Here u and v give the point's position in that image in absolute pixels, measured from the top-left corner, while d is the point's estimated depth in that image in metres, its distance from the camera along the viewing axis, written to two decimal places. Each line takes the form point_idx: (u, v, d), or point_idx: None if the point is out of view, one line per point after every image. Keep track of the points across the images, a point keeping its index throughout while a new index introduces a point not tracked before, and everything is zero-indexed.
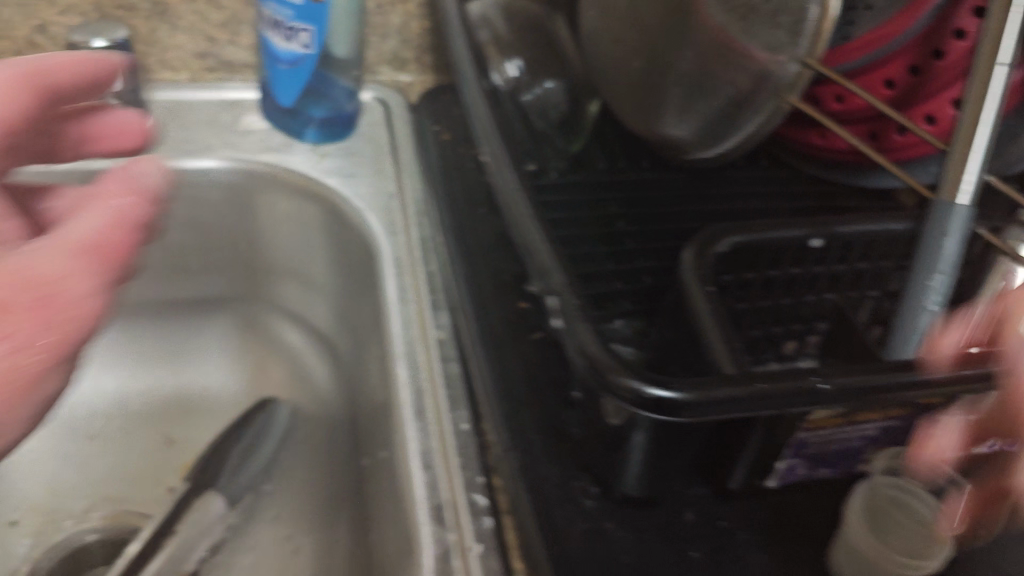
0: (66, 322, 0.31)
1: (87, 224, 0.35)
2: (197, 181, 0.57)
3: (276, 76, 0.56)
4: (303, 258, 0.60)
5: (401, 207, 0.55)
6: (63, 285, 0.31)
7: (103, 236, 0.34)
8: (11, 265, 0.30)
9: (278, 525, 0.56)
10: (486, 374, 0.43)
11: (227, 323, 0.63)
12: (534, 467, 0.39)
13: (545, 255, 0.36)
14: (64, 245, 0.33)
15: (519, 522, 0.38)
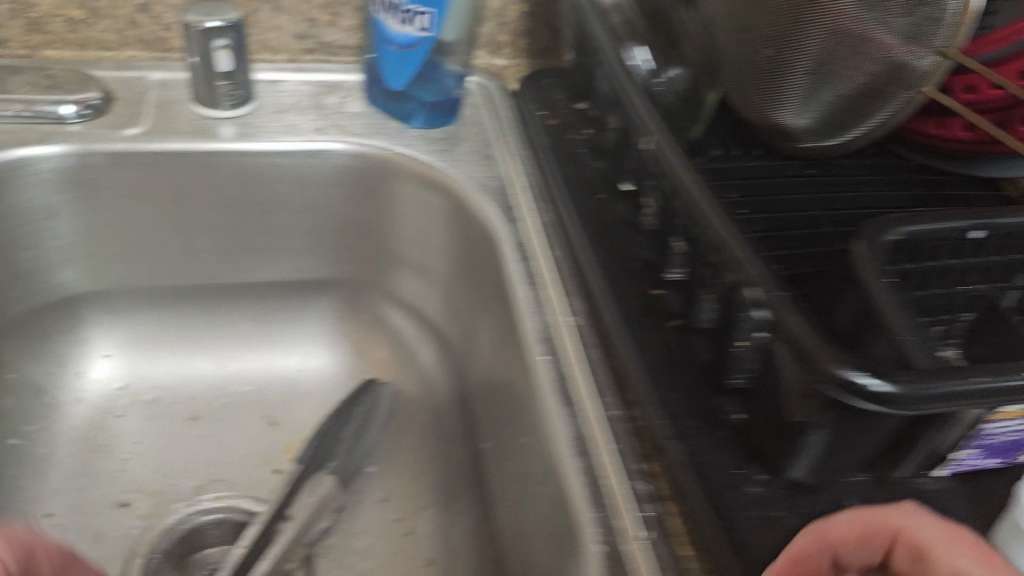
0: None
1: None
2: (306, 164, 0.57)
3: (388, 58, 0.56)
4: (407, 241, 0.60)
5: (514, 191, 0.55)
6: None
7: None
8: None
9: (387, 508, 0.57)
10: (638, 363, 0.44)
11: (327, 305, 0.64)
12: (699, 455, 0.40)
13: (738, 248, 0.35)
14: None
15: (690, 513, 0.39)
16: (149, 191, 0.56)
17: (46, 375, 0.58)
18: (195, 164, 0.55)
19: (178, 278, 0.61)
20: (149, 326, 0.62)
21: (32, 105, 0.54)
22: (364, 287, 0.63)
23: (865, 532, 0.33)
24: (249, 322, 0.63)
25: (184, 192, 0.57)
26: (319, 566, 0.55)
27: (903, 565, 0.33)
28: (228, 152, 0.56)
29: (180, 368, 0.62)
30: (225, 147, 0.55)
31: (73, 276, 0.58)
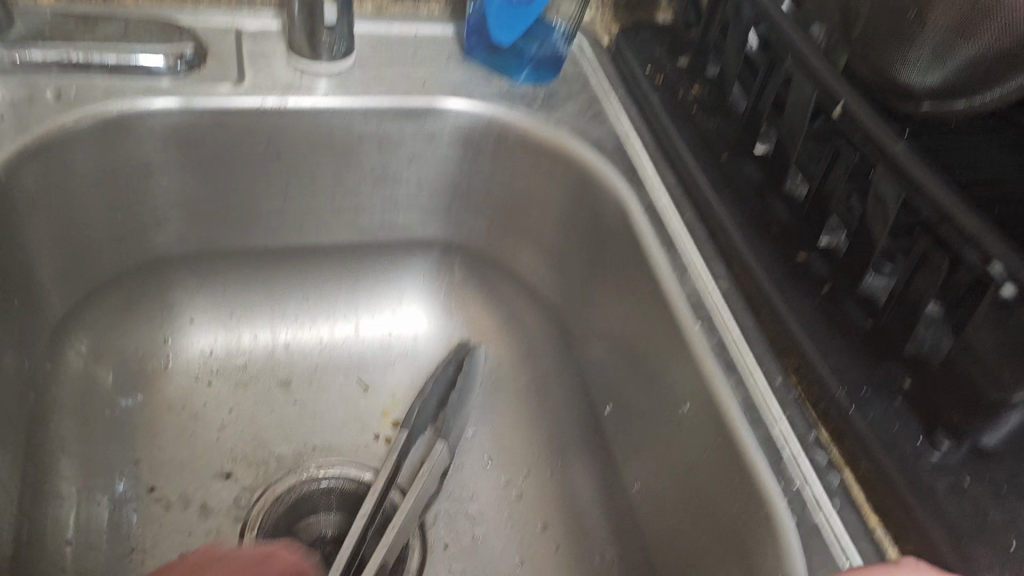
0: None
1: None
2: (412, 123, 0.55)
3: (500, 12, 0.55)
4: (512, 203, 0.58)
5: (632, 152, 0.54)
6: None
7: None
8: None
9: (494, 471, 0.57)
10: (802, 331, 0.45)
11: (424, 268, 0.63)
12: (883, 426, 0.42)
13: (970, 219, 0.35)
14: None
15: (882, 478, 0.41)
16: (253, 146, 0.54)
17: (135, 340, 0.56)
18: (296, 121, 0.53)
19: (261, 238, 0.58)
20: (237, 290, 0.59)
21: (121, 57, 0.50)
22: (455, 248, 0.62)
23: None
24: (336, 283, 0.61)
25: (282, 150, 0.54)
26: (432, 533, 0.54)
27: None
28: (330, 107, 0.53)
29: (269, 332, 0.60)
30: (328, 100, 0.53)
31: (160, 237, 0.55)
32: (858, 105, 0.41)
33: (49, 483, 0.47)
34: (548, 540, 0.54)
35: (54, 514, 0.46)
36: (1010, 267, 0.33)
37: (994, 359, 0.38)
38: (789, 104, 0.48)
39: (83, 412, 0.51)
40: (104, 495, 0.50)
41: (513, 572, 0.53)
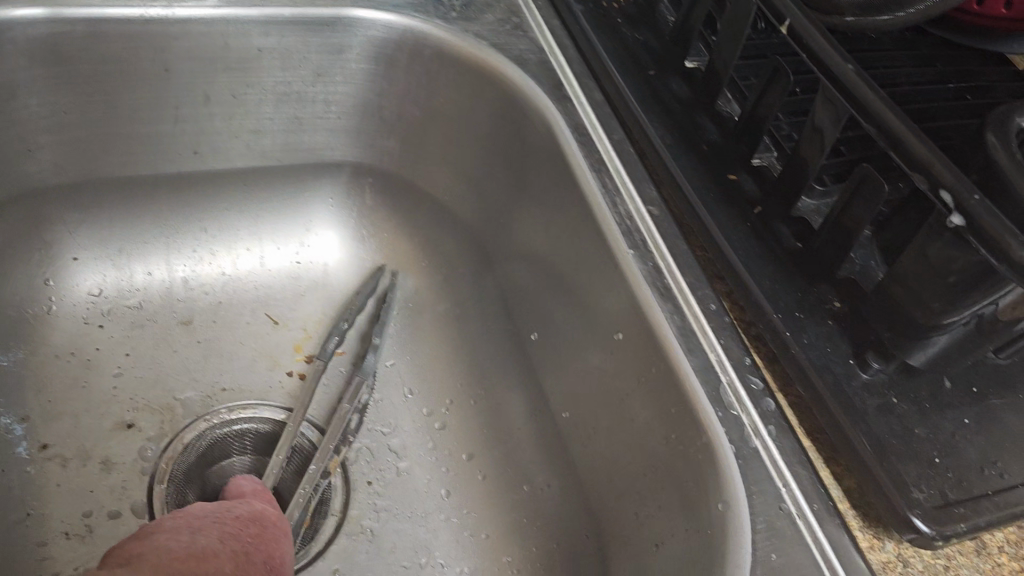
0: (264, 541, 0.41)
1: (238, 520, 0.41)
2: (317, 34, 0.51)
3: None
4: (429, 119, 0.55)
5: (556, 70, 0.52)
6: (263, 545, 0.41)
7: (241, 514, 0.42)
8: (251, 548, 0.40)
9: (416, 403, 0.54)
10: (734, 254, 0.44)
11: (335, 193, 0.59)
12: (817, 348, 0.41)
13: (917, 143, 0.35)
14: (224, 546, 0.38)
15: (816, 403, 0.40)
16: (140, 59, 0.49)
17: (13, 282, 0.50)
18: (184, 31, 0.48)
19: (153, 167, 0.54)
20: (127, 225, 0.54)
21: None
22: (366, 169, 0.59)
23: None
24: (237, 212, 0.57)
25: (171, 66, 0.50)
26: (353, 470, 0.51)
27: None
28: (220, 16, 0.48)
29: (165, 266, 0.55)
30: (216, 10, 0.48)
31: (36, 165, 0.50)
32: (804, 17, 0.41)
33: None
34: (474, 471, 0.52)
35: None
36: (959, 195, 0.34)
37: (924, 289, 0.38)
38: (721, 25, 0.46)
39: None
40: None
41: (441, 507, 0.50)
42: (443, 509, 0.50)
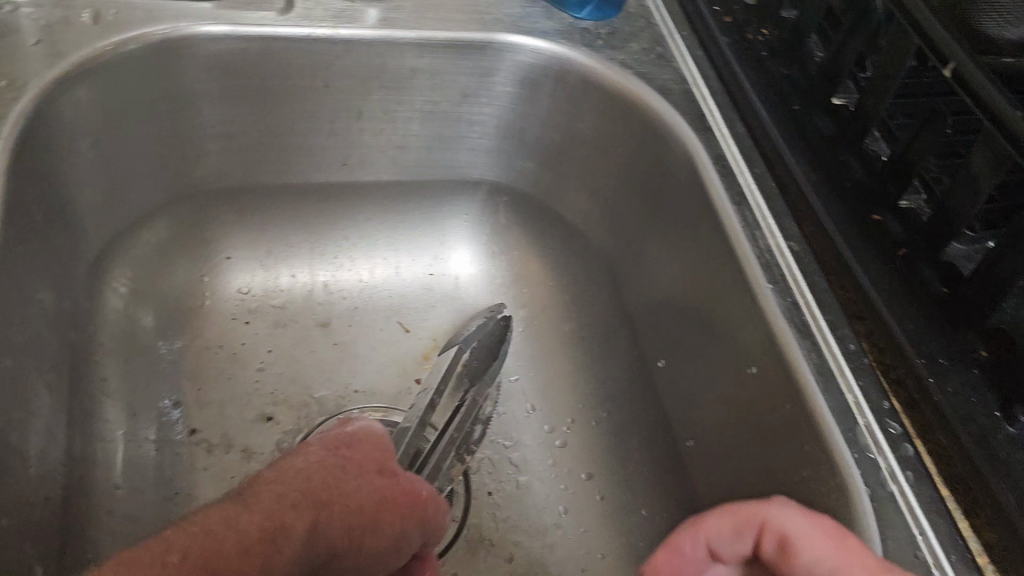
0: (343, 444, 0.39)
1: (314, 447, 0.37)
2: (467, 56, 0.53)
3: None
4: (568, 142, 0.57)
5: (699, 101, 0.53)
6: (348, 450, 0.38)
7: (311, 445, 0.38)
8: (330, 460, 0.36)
9: (538, 419, 0.56)
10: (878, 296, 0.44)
11: (471, 211, 0.61)
12: (961, 398, 0.40)
13: None
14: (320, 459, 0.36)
15: (960, 454, 0.39)
16: (303, 75, 0.51)
17: (175, 277, 0.54)
18: (343, 50, 0.51)
19: (304, 176, 0.57)
20: (277, 229, 0.58)
21: None
22: (503, 189, 0.61)
23: (736, 528, 0.37)
24: (378, 223, 0.60)
25: (331, 83, 0.52)
26: (475, 481, 0.53)
27: (769, 553, 0.37)
28: (377, 37, 0.51)
29: (309, 270, 0.58)
30: (374, 31, 0.50)
31: (204, 170, 0.54)
32: (965, 59, 0.39)
33: (95, 423, 0.46)
34: (592, 492, 0.53)
35: (100, 455, 0.45)
36: None
37: None
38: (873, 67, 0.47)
39: (126, 350, 0.50)
40: (151, 436, 0.49)
41: (558, 523, 0.52)
42: (561, 525, 0.52)
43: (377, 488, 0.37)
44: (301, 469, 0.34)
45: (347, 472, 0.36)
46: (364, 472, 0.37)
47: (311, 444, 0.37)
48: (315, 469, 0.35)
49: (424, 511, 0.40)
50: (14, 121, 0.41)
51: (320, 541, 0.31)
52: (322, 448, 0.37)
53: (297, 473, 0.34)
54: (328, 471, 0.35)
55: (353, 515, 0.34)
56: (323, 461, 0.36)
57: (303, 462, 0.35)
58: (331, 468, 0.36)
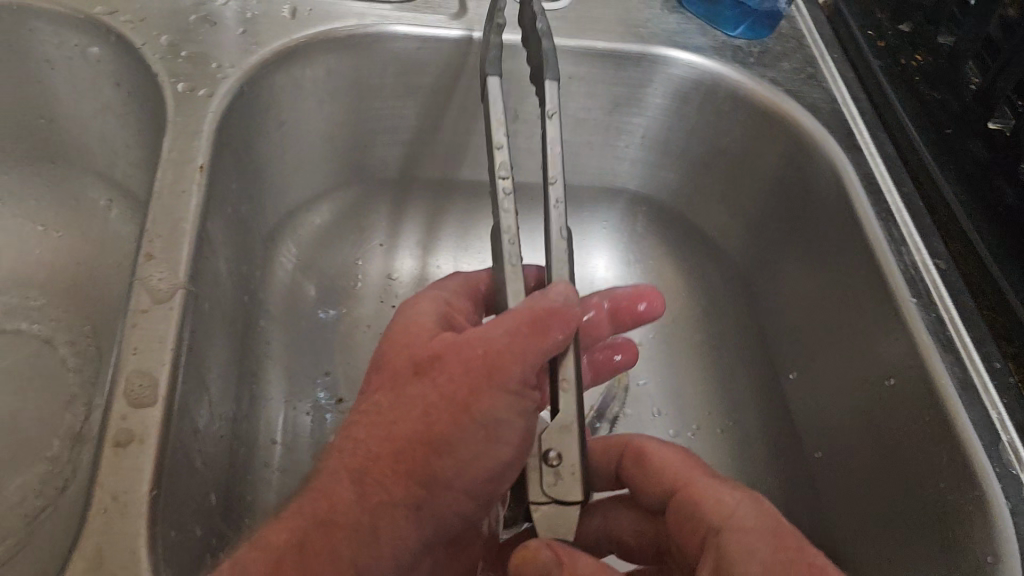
0: (396, 352, 0.35)
1: (369, 387, 0.35)
2: (623, 65, 0.55)
3: None
4: (712, 154, 0.58)
5: (849, 119, 0.54)
6: (399, 356, 0.35)
7: (375, 373, 0.36)
8: (384, 394, 0.34)
9: (664, 421, 0.57)
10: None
11: (612, 220, 0.64)
12: None
13: None
14: (371, 401, 0.34)
15: None
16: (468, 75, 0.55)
17: (334, 257, 0.58)
18: (507, 54, 0.54)
19: (459, 173, 0.60)
20: (428, 222, 0.62)
21: None
22: (642, 200, 0.63)
23: (606, 447, 0.41)
24: (523, 225, 0.63)
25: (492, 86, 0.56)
26: None
27: (628, 472, 0.40)
28: None
29: (453, 264, 0.62)
30: None
31: (368, 160, 0.58)
32: None
33: (258, 381, 0.50)
34: None
35: (261, 410, 0.49)
36: None
37: None
38: None
39: (288, 319, 0.54)
40: (304, 400, 0.53)
41: None
42: None
43: (415, 401, 0.33)
44: (362, 429, 0.34)
45: (400, 397, 0.34)
46: (401, 392, 0.34)
47: (373, 377, 0.36)
48: (356, 430, 0.34)
49: (506, 362, 0.33)
50: (220, 100, 0.46)
51: (366, 514, 0.32)
52: (374, 381, 0.35)
53: (354, 442, 0.33)
54: (371, 421, 0.34)
55: (399, 466, 0.32)
56: (376, 399, 0.34)
57: (361, 412, 0.34)
58: (376, 411, 0.34)
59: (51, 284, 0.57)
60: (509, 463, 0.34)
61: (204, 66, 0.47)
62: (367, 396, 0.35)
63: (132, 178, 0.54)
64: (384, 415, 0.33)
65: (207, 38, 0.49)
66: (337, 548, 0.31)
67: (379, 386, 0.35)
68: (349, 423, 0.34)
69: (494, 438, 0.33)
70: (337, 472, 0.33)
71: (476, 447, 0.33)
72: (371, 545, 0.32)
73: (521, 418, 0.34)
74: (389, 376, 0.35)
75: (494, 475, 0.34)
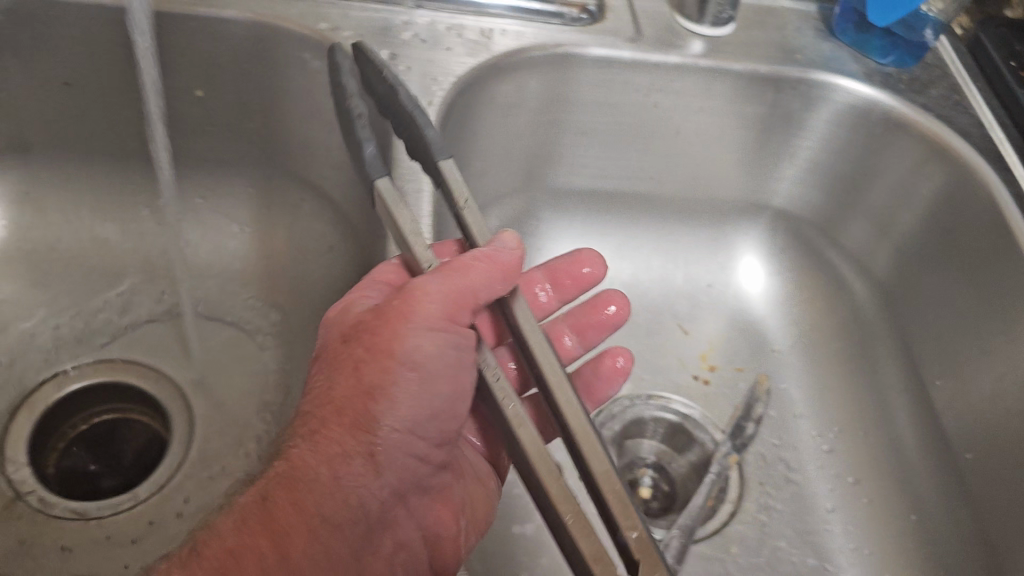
0: (334, 335, 0.41)
1: (317, 369, 0.40)
2: (782, 87, 0.60)
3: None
4: (862, 176, 0.62)
5: (999, 143, 0.57)
6: (336, 338, 0.40)
7: (317, 360, 0.41)
8: (327, 368, 0.39)
9: (806, 423, 0.62)
10: None
11: (756, 233, 0.68)
12: None
13: None
14: (319, 381, 0.39)
15: None
16: (636, 92, 0.59)
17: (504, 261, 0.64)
18: (668, 74, 0.59)
19: (617, 185, 0.65)
20: (591, 233, 0.66)
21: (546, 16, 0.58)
22: (785, 216, 0.67)
23: None
24: (673, 238, 0.68)
25: (658, 102, 0.60)
26: (747, 470, 0.60)
27: None
28: (699, 65, 0.58)
29: (600, 265, 0.67)
30: (697, 60, 0.58)
31: (538, 172, 0.63)
32: None
33: None
34: (859, 495, 0.58)
35: None
36: None
37: None
38: None
39: None
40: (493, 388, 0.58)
41: (826, 518, 0.58)
42: (832, 519, 0.58)
43: (348, 362, 0.38)
44: (315, 399, 0.38)
45: (337, 366, 0.39)
46: (339, 362, 0.39)
47: (319, 360, 0.41)
48: (308, 404, 0.38)
49: (422, 305, 0.39)
50: (439, 109, 0.51)
51: (323, 469, 0.36)
52: (319, 363, 0.40)
53: (310, 412, 0.38)
54: (318, 390, 0.38)
55: (341, 418, 0.37)
56: (321, 377, 0.39)
57: (311, 387, 0.39)
58: (324, 382, 0.39)
59: (247, 277, 0.62)
60: (445, 398, 0.40)
61: (422, 81, 0.53)
62: (315, 379, 0.39)
63: (327, 182, 0.59)
64: (329, 385, 0.38)
65: (420, 54, 0.54)
66: (302, 502, 0.35)
67: (321, 366, 0.39)
68: (303, 399, 0.39)
69: (425, 377, 0.38)
70: (301, 437, 0.37)
71: (409, 388, 0.38)
72: (333, 491, 0.35)
73: (446, 352, 0.39)
74: (328, 354, 0.40)
75: (433, 410, 0.39)
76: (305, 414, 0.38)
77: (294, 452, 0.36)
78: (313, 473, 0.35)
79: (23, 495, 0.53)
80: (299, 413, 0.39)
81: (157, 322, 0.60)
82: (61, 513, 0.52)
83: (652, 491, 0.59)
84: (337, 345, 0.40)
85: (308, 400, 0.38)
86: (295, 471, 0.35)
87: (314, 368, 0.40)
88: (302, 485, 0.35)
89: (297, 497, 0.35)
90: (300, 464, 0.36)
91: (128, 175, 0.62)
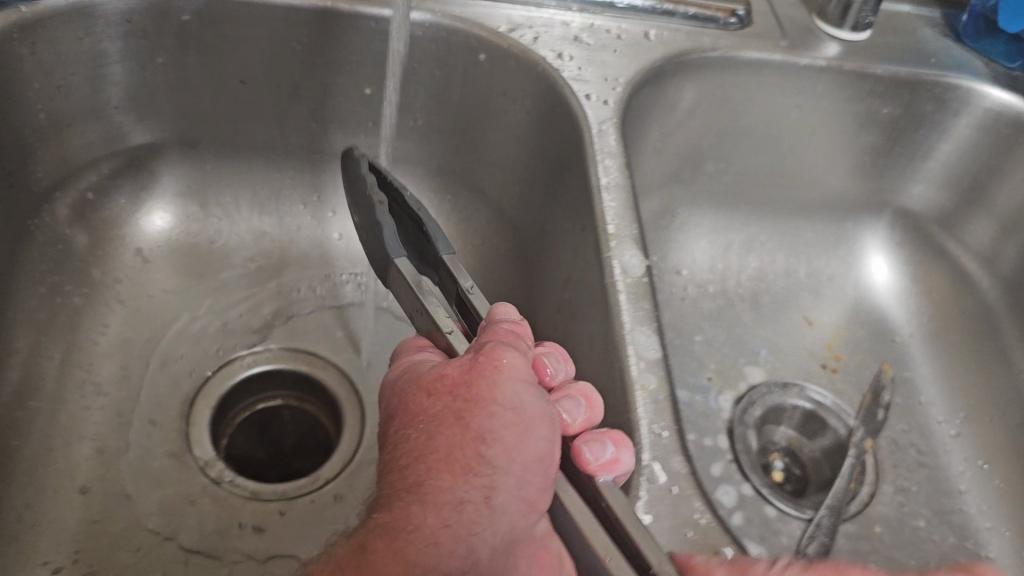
0: (413, 397, 0.40)
1: (400, 431, 0.39)
2: (917, 90, 0.63)
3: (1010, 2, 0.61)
4: (987, 175, 0.64)
5: None
6: (417, 400, 0.39)
7: (396, 427, 0.40)
8: (415, 430, 0.38)
9: (933, 409, 0.65)
10: None
11: (878, 231, 0.71)
12: None
13: None
14: (406, 442, 0.38)
15: None
16: (782, 92, 0.63)
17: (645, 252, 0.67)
18: (807, 75, 0.62)
19: (752, 185, 0.68)
20: (725, 227, 0.70)
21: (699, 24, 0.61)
22: (905, 214, 0.70)
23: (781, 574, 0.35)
24: (800, 230, 0.71)
25: (801, 103, 0.64)
26: (881, 455, 0.62)
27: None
28: (838, 67, 0.62)
29: (728, 257, 0.70)
30: (835, 62, 0.61)
31: (677, 170, 0.66)
32: None
33: None
34: (991, 478, 0.61)
35: None
36: None
37: None
38: None
39: None
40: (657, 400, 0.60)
41: (959, 500, 0.60)
42: (966, 501, 0.60)
43: (442, 417, 0.37)
44: (406, 457, 0.37)
45: (426, 425, 0.38)
46: (431, 419, 0.38)
47: (397, 426, 0.40)
48: (398, 465, 0.37)
49: (503, 359, 0.37)
50: (617, 105, 0.54)
51: (427, 518, 0.35)
52: (402, 426, 0.39)
53: (402, 473, 0.37)
54: (409, 449, 0.37)
55: (444, 468, 0.36)
56: (409, 437, 0.38)
57: (397, 451, 0.38)
58: (412, 441, 0.38)
59: None
60: (551, 442, 0.37)
61: (599, 80, 0.56)
62: (400, 441, 0.38)
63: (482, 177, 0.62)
64: (423, 442, 0.37)
65: (593, 56, 0.57)
66: (400, 550, 0.34)
67: (408, 428, 0.38)
68: (389, 462, 0.38)
69: (525, 420, 0.36)
70: (400, 494, 0.36)
71: (512, 430, 0.36)
72: (437, 541, 0.34)
73: (536, 402, 0.37)
74: (413, 416, 0.39)
75: (541, 455, 0.36)
76: (396, 476, 0.37)
77: (392, 509, 0.36)
78: (418, 525, 0.35)
79: (223, 484, 0.54)
80: (388, 479, 0.38)
81: (316, 312, 0.63)
82: (253, 494, 0.54)
83: (785, 474, 0.60)
84: (423, 404, 0.39)
85: (399, 461, 0.37)
86: (394, 528, 0.35)
87: (397, 431, 0.39)
88: (407, 536, 0.34)
89: (403, 552, 0.34)
90: (401, 517, 0.35)
91: (287, 172, 0.64)
